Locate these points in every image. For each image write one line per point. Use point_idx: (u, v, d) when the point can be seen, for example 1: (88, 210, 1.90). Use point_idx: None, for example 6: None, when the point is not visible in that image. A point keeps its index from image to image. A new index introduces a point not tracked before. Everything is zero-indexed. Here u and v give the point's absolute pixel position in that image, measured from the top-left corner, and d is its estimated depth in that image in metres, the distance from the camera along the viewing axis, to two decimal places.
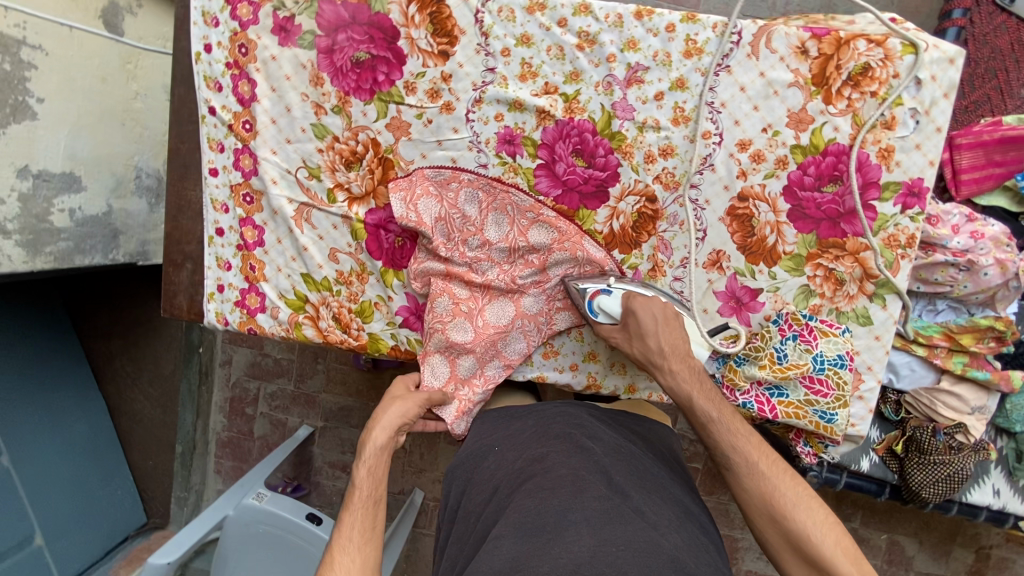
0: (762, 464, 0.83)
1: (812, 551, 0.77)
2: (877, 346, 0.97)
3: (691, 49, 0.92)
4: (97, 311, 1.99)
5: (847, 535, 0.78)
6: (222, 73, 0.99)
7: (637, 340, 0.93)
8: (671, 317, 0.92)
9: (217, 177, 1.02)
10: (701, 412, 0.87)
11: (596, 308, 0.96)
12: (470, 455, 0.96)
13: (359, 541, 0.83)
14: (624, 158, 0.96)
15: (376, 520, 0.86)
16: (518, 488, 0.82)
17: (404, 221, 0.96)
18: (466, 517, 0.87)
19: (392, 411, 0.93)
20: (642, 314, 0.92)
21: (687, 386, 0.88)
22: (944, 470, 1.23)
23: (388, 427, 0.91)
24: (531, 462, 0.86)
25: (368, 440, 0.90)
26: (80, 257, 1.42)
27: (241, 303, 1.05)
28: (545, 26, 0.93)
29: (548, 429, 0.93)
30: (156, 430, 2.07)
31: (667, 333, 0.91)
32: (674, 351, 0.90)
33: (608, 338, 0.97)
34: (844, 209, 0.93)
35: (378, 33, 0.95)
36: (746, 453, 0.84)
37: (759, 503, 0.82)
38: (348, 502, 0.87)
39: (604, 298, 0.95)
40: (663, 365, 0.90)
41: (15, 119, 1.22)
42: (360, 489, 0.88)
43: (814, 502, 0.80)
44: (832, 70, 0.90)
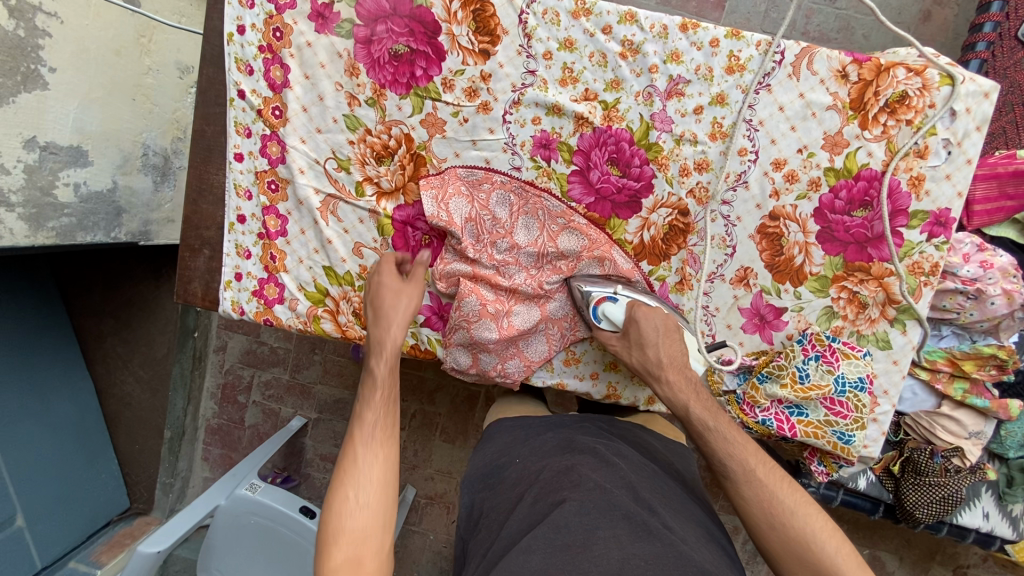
0: (759, 470, 0.79)
1: (817, 560, 0.73)
2: (894, 371, 0.98)
3: (734, 65, 0.92)
4: (91, 289, 1.94)
5: (848, 541, 0.75)
6: (254, 57, 0.96)
7: (636, 349, 0.92)
8: (672, 329, 0.92)
9: (243, 163, 0.99)
10: (697, 419, 0.84)
11: (599, 314, 0.94)
12: (491, 468, 0.99)
13: (381, 435, 0.82)
14: (659, 170, 0.95)
15: (395, 415, 0.86)
16: (546, 498, 0.83)
17: (435, 220, 0.95)
18: (489, 523, 0.88)
19: (403, 304, 0.92)
20: (644, 325, 0.91)
21: (685, 397, 0.86)
22: (939, 491, 1.25)
23: (404, 324, 0.91)
24: (559, 472, 0.86)
25: (387, 336, 0.89)
26: (81, 234, 1.37)
27: (259, 293, 1.02)
28: (589, 32, 0.92)
29: (571, 444, 0.94)
30: (145, 413, 2.00)
31: (667, 345, 0.90)
32: (672, 362, 0.89)
33: (607, 345, 0.97)
34: (872, 234, 0.94)
35: (418, 27, 0.93)
36: (743, 459, 0.80)
37: (758, 512, 0.77)
38: (364, 399, 0.85)
39: (608, 305, 0.93)
40: (660, 376, 0.89)
41: (26, 88, 1.18)
42: (380, 384, 0.86)
43: (812, 509, 0.77)
44: (871, 96, 0.91)
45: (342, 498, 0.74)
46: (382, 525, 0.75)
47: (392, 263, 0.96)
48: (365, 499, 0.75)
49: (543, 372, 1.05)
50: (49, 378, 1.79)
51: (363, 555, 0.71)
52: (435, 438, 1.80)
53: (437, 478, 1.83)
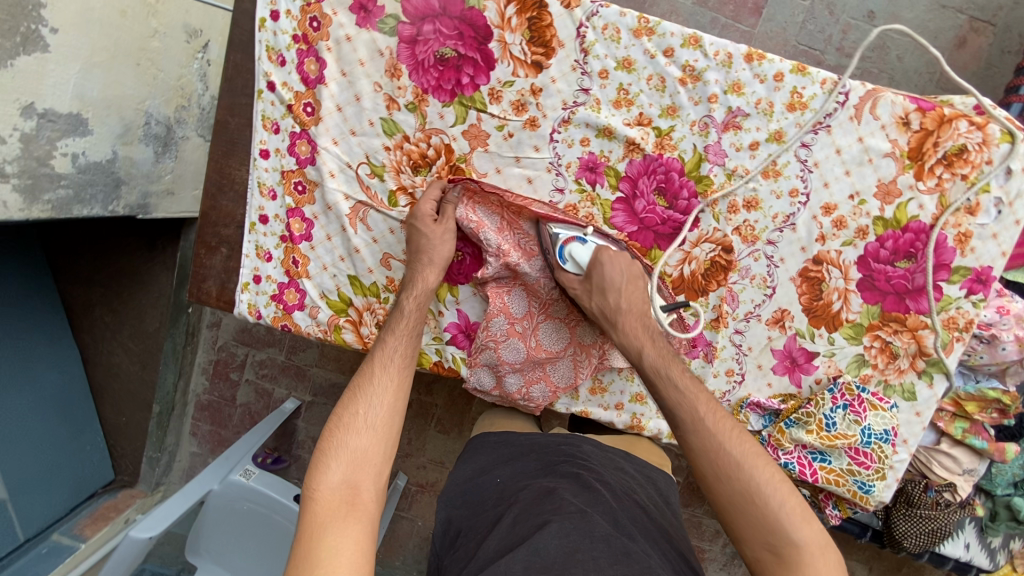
0: (709, 418, 0.74)
1: (767, 513, 0.68)
2: (916, 423, 0.97)
3: (796, 102, 0.88)
4: (79, 254, 1.79)
5: (797, 493, 0.70)
6: (287, 47, 0.89)
7: (598, 294, 0.86)
8: (635, 275, 0.88)
9: (268, 160, 0.94)
10: (648, 364, 0.80)
11: (565, 254, 0.88)
12: (471, 486, 0.95)
13: (398, 365, 0.83)
14: (706, 205, 0.92)
15: (415, 352, 0.86)
16: (527, 520, 0.79)
17: (462, 223, 0.90)
18: (465, 543, 0.84)
19: (444, 249, 0.89)
20: (609, 268, 0.86)
21: (639, 342, 0.83)
22: (929, 524, 1.26)
23: (441, 266, 0.89)
24: (540, 495, 0.83)
25: (419, 277, 0.88)
26: (78, 208, 1.25)
27: (278, 297, 0.98)
28: (650, 53, 0.87)
29: (553, 464, 0.92)
30: (134, 386, 1.87)
31: (628, 291, 0.86)
32: (631, 309, 0.85)
33: (568, 290, 0.89)
34: (912, 286, 0.93)
35: (468, 30, 0.87)
36: (693, 406, 0.75)
37: (705, 463, 0.72)
38: (390, 326, 0.86)
39: (576, 246, 0.87)
40: (618, 322, 0.84)
41: (26, 50, 1.05)
42: (405, 318, 0.86)
43: (762, 462, 0.71)
44: (930, 146, 0.88)
45: (353, 414, 0.77)
46: (383, 451, 0.76)
47: (431, 201, 0.90)
48: (372, 421, 0.77)
49: (567, 398, 1.03)
50: (31, 345, 1.69)
51: (359, 476, 0.72)
52: (430, 428, 1.77)
53: (429, 467, 1.78)
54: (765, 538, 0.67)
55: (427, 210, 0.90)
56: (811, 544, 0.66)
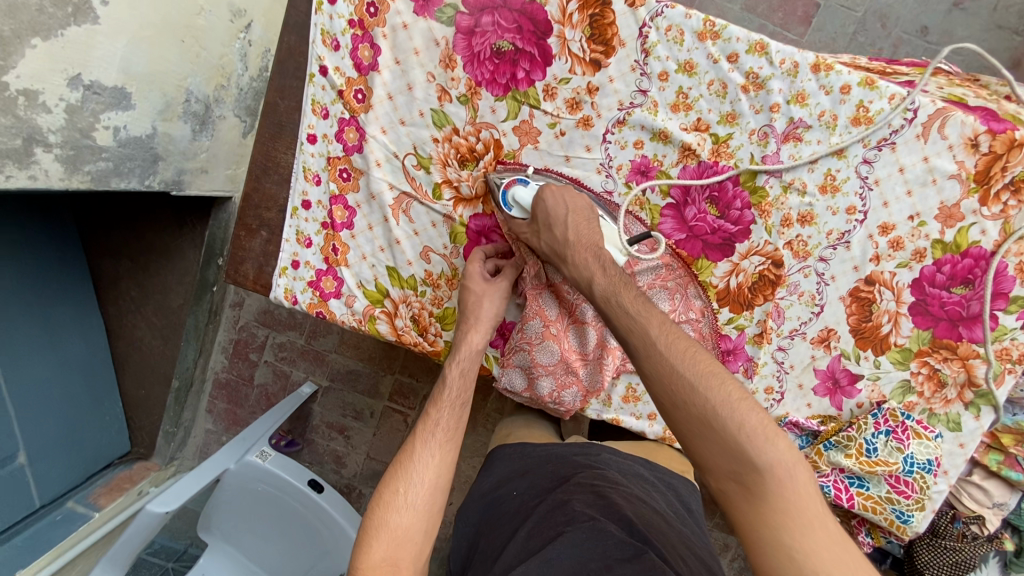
0: (660, 341, 0.71)
1: (725, 433, 0.66)
2: (959, 454, 0.94)
3: (861, 116, 0.85)
4: (111, 227, 1.79)
5: (758, 410, 0.67)
6: (342, 31, 0.88)
7: (545, 232, 0.84)
8: (582, 211, 0.85)
9: (315, 146, 0.93)
10: (601, 293, 0.78)
11: (509, 200, 0.87)
12: (489, 501, 0.94)
13: (440, 439, 0.80)
14: (759, 216, 0.90)
15: (460, 425, 0.83)
16: (542, 533, 0.78)
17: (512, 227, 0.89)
18: (483, 559, 0.83)
19: (490, 311, 0.88)
20: (553, 206, 0.84)
21: (590, 271, 0.81)
22: (953, 556, 1.24)
23: (485, 334, 0.87)
24: (554, 506, 0.82)
25: (464, 341, 0.87)
26: (116, 180, 1.24)
27: (315, 284, 0.97)
28: (713, 58, 0.84)
29: (568, 474, 0.90)
30: (154, 360, 1.87)
31: (576, 225, 0.83)
32: (581, 240, 0.82)
33: (518, 235, 0.89)
34: (967, 314, 0.89)
35: (527, 24, 0.85)
36: (643, 331, 0.72)
37: (660, 391, 0.70)
38: (433, 399, 0.84)
39: (518, 189, 0.86)
40: (567, 256, 0.82)
41: (76, 21, 1.02)
42: (449, 387, 0.84)
43: (717, 379, 0.68)
44: (997, 171, 0.83)
45: (392, 492, 0.75)
46: (424, 528, 0.74)
47: (478, 263, 0.90)
48: (414, 498, 0.75)
49: (599, 405, 1.01)
50: (60, 314, 1.69)
51: (399, 552, 0.70)
52: None
53: None
54: (730, 464, 0.65)
55: (476, 274, 0.90)
56: (774, 464, 0.64)
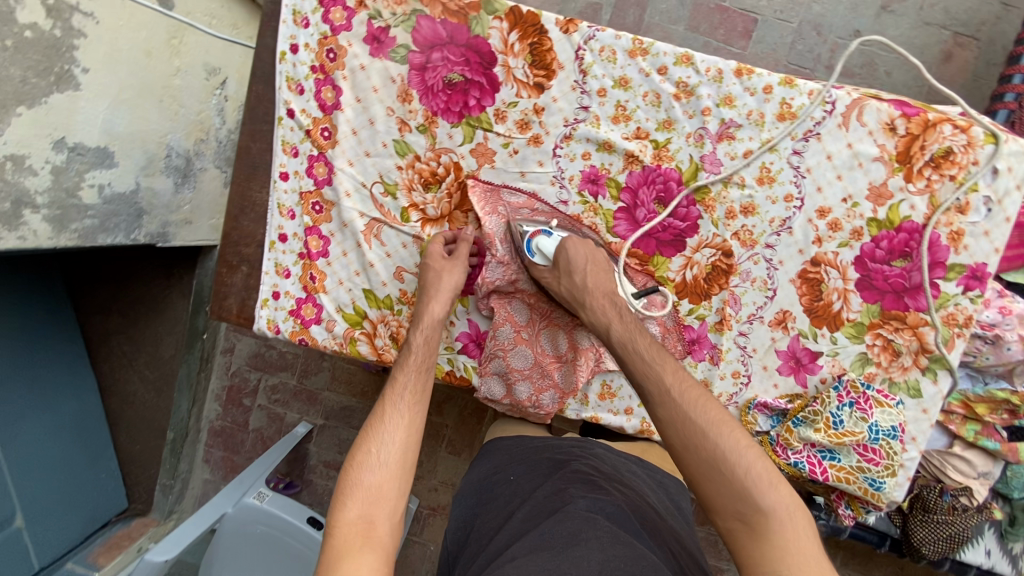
0: (675, 389, 0.76)
1: (733, 476, 0.70)
2: (924, 419, 0.98)
3: (785, 112, 0.93)
4: (100, 286, 1.84)
5: (765, 457, 0.72)
6: (306, 76, 0.96)
7: (565, 277, 0.91)
8: (600, 263, 0.93)
9: (288, 182, 0.99)
10: (618, 339, 0.84)
11: (533, 247, 0.94)
12: (485, 484, 0.96)
13: (408, 400, 0.83)
14: (705, 212, 0.97)
15: (427, 387, 0.86)
16: (536, 516, 0.81)
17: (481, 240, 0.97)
18: (478, 537, 0.86)
19: (451, 278, 0.92)
20: (574, 254, 0.91)
21: (607, 317, 0.87)
22: (945, 530, 1.21)
23: (447, 300, 0.91)
24: (551, 493, 0.85)
25: (426, 310, 0.90)
26: (103, 236, 1.29)
27: (295, 312, 1.01)
28: (645, 72, 0.93)
29: (564, 464, 0.93)
30: (148, 414, 1.90)
31: (594, 274, 0.91)
32: (598, 287, 0.90)
33: (539, 279, 0.95)
34: (910, 284, 0.96)
35: (474, 56, 0.93)
36: (658, 378, 0.78)
37: (672, 434, 0.74)
38: (400, 364, 0.87)
39: (543, 238, 0.93)
40: (586, 301, 0.89)
41: (59, 88, 1.10)
42: (415, 353, 0.88)
43: (727, 427, 0.73)
44: (917, 149, 0.93)
45: (364, 452, 0.77)
46: (397, 487, 0.76)
47: (439, 243, 0.96)
48: (385, 458, 0.77)
49: (577, 404, 1.05)
50: (55, 375, 1.71)
51: (374, 511, 0.72)
52: (440, 449, 1.64)
53: (441, 490, 1.66)
54: (734, 504, 0.69)
55: (438, 253, 0.94)
56: (777, 508, 0.68)
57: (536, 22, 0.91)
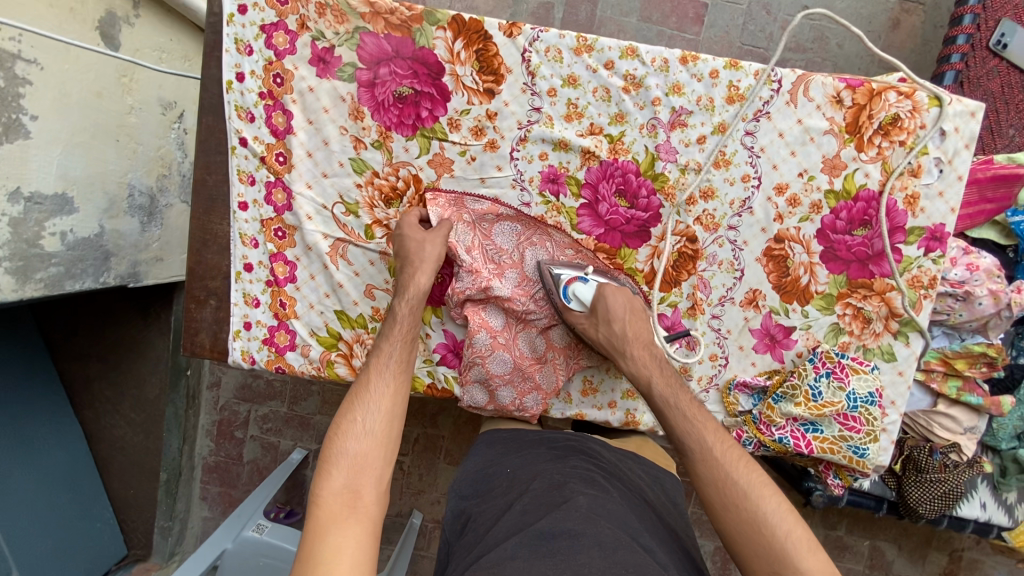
0: (717, 449, 0.78)
1: (771, 539, 0.71)
2: (901, 381, 1.00)
3: (733, 95, 0.94)
4: (76, 331, 1.79)
5: (804, 524, 0.72)
6: (255, 103, 0.95)
7: (603, 325, 0.91)
8: (638, 311, 0.93)
9: (247, 212, 0.98)
10: (658, 395, 0.85)
11: (569, 293, 0.94)
12: (481, 475, 0.95)
13: (394, 370, 0.84)
14: (666, 200, 0.98)
15: (409, 358, 0.86)
16: (537, 510, 0.79)
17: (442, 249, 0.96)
18: (475, 527, 0.84)
19: (430, 251, 0.91)
20: (612, 302, 0.91)
21: (648, 369, 0.88)
22: (940, 488, 1.22)
23: (431, 271, 0.90)
24: (551, 486, 0.83)
25: (412, 281, 0.89)
26: (70, 283, 1.27)
27: (269, 341, 1.01)
28: (592, 68, 0.94)
29: (566, 458, 0.92)
30: (139, 457, 1.85)
31: (633, 323, 0.91)
32: (637, 337, 0.90)
33: (575, 325, 0.95)
34: (873, 252, 0.97)
35: (422, 68, 0.93)
36: (700, 437, 0.79)
37: (713, 493, 0.76)
38: (385, 333, 0.88)
39: (579, 285, 0.93)
40: (625, 350, 0.89)
41: (7, 138, 1.07)
42: (399, 324, 0.87)
43: (769, 491, 0.74)
44: (865, 119, 0.95)
45: (350, 420, 0.78)
46: (384, 457, 0.77)
47: (414, 216, 0.95)
48: (371, 428, 0.78)
49: (561, 403, 1.05)
50: (38, 426, 1.66)
51: (359, 481, 0.73)
52: (439, 461, 1.63)
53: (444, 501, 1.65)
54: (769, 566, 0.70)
55: (410, 220, 0.94)
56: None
57: (479, 29, 0.92)
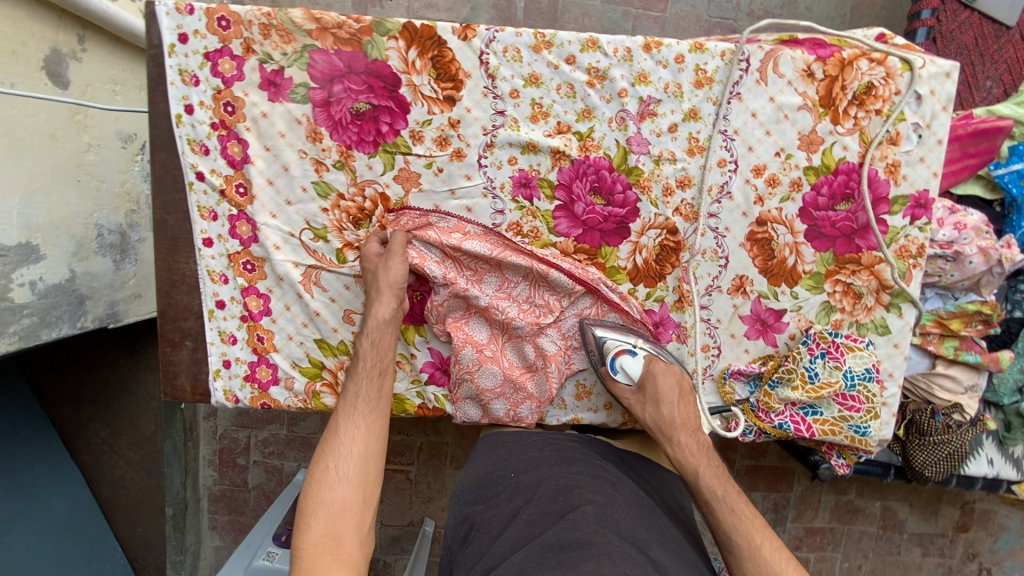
0: (765, 548, 0.80)
1: None
2: (897, 354, 0.99)
3: (701, 78, 0.92)
4: (63, 376, 1.69)
5: None
6: (207, 135, 0.91)
7: (651, 406, 0.91)
8: (687, 395, 0.93)
9: (213, 248, 0.95)
10: (705, 487, 0.86)
11: (617, 366, 0.92)
12: (485, 480, 0.92)
13: (363, 410, 0.84)
14: (642, 194, 0.95)
15: (378, 392, 0.86)
16: (542, 519, 0.77)
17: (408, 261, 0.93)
18: (481, 533, 0.82)
19: (396, 272, 0.89)
20: (662, 382, 0.91)
21: (695, 460, 0.88)
22: (944, 450, 1.21)
23: (394, 299, 0.89)
24: (556, 491, 0.81)
25: (374, 309, 0.88)
26: (46, 332, 1.21)
27: (251, 377, 0.98)
28: (553, 65, 0.90)
29: (572, 461, 0.89)
30: (142, 495, 1.76)
31: (681, 409, 0.91)
32: (685, 424, 0.90)
33: (619, 396, 0.94)
34: (858, 225, 0.95)
35: (377, 81, 0.90)
36: (749, 536, 0.80)
37: None
38: (352, 372, 0.88)
39: (627, 358, 0.91)
40: (673, 437, 0.89)
41: None
42: (364, 361, 0.87)
43: None
44: (838, 91, 0.92)
45: (323, 469, 0.79)
46: (361, 499, 0.78)
47: (374, 243, 0.93)
48: (345, 473, 0.79)
49: (556, 410, 1.02)
50: (33, 475, 1.61)
51: (339, 528, 0.74)
52: (446, 468, 1.61)
53: None
54: None
55: (374, 250, 0.92)
56: None
57: (432, 35, 0.88)
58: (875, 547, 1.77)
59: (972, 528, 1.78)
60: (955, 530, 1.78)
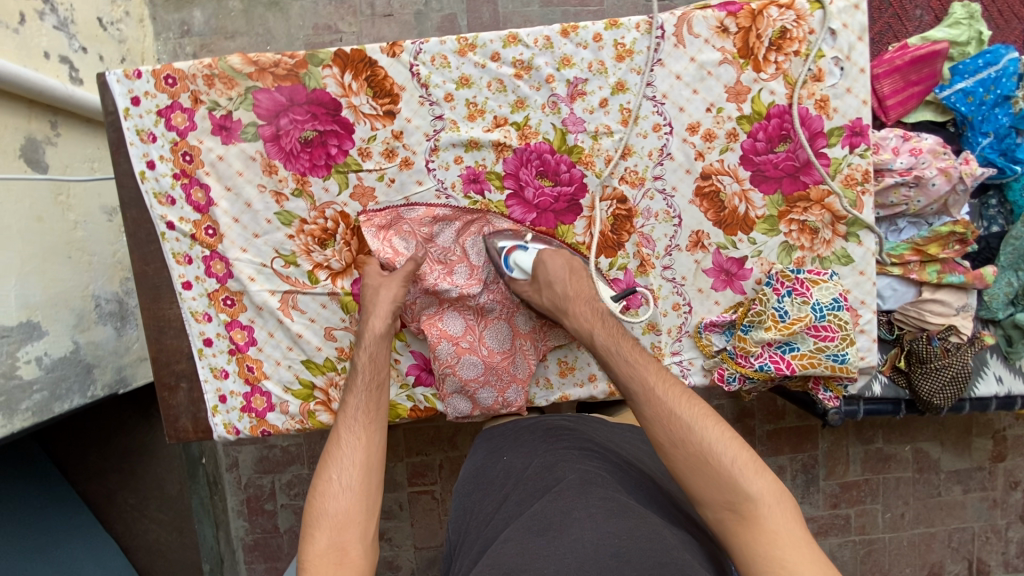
0: (659, 388, 0.79)
1: (715, 466, 0.73)
2: (864, 281, 1.01)
3: (621, 52, 0.96)
4: (86, 451, 1.70)
5: (746, 447, 0.75)
6: (171, 186, 0.97)
7: (545, 290, 0.92)
8: (578, 270, 0.94)
9: (192, 290, 1.00)
10: (601, 345, 0.86)
11: (511, 263, 0.96)
12: (479, 470, 0.95)
13: (362, 422, 0.87)
14: (587, 169, 0.99)
15: (375, 403, 0.89)
16: (532, 494, 0.80)
17: (382, 256, 0.97)
18: (477, 523, 0.85)
19: (387, 294, 0.93)
20: (551, 265, 0.92)
21: (589, 323, 0.89)
22: (948, 373, 1.14)
23: (386, 316, 0.92)
24: (543, 469, 0.84)
25: (366, 327, 0.92)
26: (58, 404, 1.22)
27: (248, 407, 1.02)
28: (480, 64, 0.95)
29: (556, 435, 0.93)
30: (178, 555, 1.73)
31: (574, 283, 0.92)
32: (578, 295, 0.91)
33: (519, 294, 0.97)
34: (800, 163, 0.98)
35: (319, 109, 0.95)
36: (643, 378, 0.81)
37: (659, 429, 0.77)
38: (351, 386, 0.91)
39: (519, 254, 0.96)
40: (568, 309, 0.90)
41: None
42: (360, 372, 0.91)
43: (711, 422, 0.77)
44: (754, 40, 0.96)
45: (326, 482, 0.81)
46: (364, 508, 0.81)
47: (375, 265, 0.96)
48: (347, 484, 0.82)
49: (543, 391, 1.05)
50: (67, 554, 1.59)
51: (344, 538, 0.78)
52: None
53: None
54: (718, 489, 0.72)
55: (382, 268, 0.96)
56: (764, 494, 0.71)
57: (363, 57, 0.94)
58: (915, 492, 1.74)
59: (1008, 457, 1.75)
60: (992, 462, 1.75)
